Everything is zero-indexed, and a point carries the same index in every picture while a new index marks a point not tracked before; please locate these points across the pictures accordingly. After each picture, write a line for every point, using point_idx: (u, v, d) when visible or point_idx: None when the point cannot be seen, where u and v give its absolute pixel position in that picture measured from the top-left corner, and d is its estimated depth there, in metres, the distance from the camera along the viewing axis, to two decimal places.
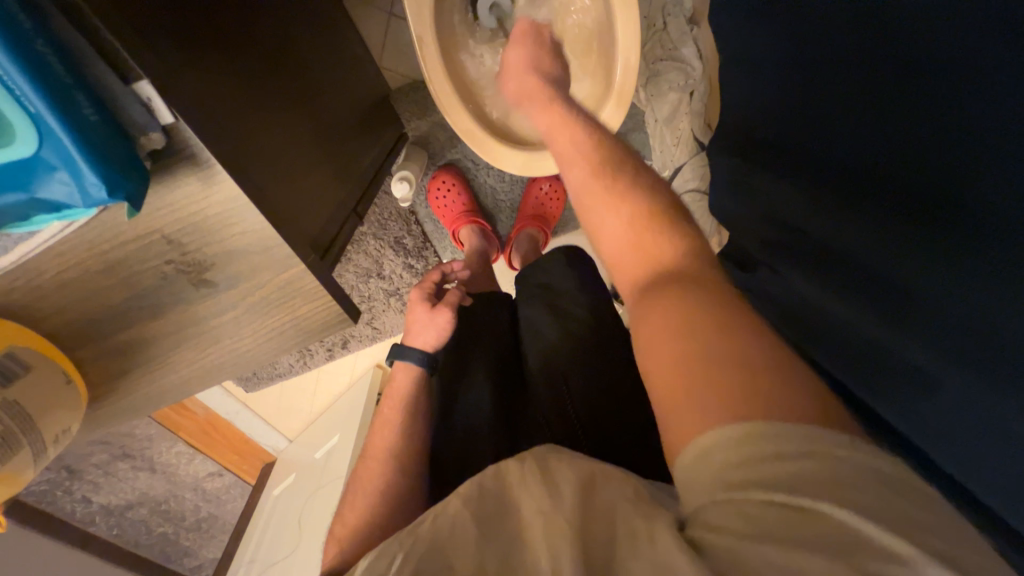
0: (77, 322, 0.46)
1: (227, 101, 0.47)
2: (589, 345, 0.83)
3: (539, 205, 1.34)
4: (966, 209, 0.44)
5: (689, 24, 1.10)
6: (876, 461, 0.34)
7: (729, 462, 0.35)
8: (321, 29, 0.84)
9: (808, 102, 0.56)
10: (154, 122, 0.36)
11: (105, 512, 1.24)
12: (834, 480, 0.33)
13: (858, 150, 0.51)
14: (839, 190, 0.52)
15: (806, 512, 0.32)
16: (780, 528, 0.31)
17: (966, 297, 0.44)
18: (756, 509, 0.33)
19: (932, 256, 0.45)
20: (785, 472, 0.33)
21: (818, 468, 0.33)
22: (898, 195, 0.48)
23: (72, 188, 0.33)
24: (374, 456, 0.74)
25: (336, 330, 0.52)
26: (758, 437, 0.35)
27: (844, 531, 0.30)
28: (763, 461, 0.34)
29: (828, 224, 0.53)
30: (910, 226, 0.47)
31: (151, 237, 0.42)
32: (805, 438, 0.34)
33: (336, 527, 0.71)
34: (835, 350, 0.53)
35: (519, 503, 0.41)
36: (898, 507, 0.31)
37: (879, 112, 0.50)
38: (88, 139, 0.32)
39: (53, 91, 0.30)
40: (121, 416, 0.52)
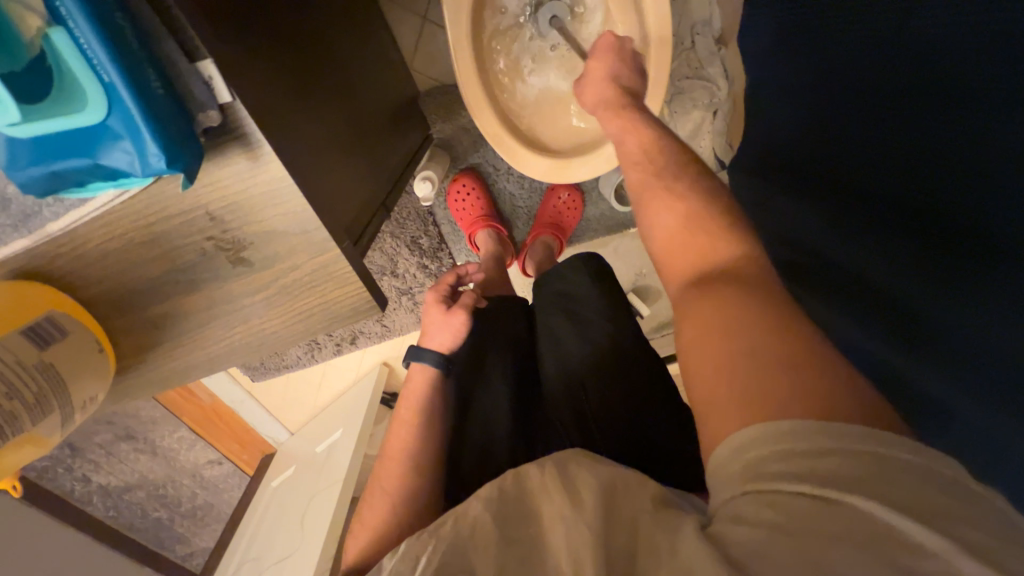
0: (114, 292, 0.47)
1: (277, 86, 0.48)
2: (603, 351, 0.83)
3: (556, 213, 1.34)
4: (987, 271, 0.57)
5: (717, 44, 1.11)
6: (913, 456, 0.33)
7: (759, 457, 0.35)
8: (357, 28, 0.86)
9: (879, 152, 0.65)
10: (213, 100, 0.37)
11: (102, 492, 1.26)
12: (864, 475, 0.32)
13: (930, 198, 0.61)
14: (890, 234, 0.64)
15: (837, 506, 0.32)
16: (810, 521, 0.32)
17: (988, 338, 0.57)
18: (783, 501, 0.33)
19: (958, 303, 0.59)
20: (815, 467, 0.33)
21: (850, 464, 0.33)
22: (936, 249, 0.60)
23: (133, 157, 0.34)
24: (394, 457, 0.75)
25: (362, 318, 0.52)
26: (789, 433, 0.35)
27: (876, 525, 0.30)
28: (795, 456, 0.34)
29: (859, 264, 0.68)
30: (935, 276, 0.60)
31: (196, 213, 0.43)
32: (841, 435, 0.34)
33: (359, 524, 0.73)
34: (874, 369, 0.68)
35: (543, 506, 0.42)
36: (937, 504, 0.31)
37: (942, 174, 0.60)
38: (153, 110, 0.33)
39: (127, 62, 0.32)
40: (145, 390, 0.53)
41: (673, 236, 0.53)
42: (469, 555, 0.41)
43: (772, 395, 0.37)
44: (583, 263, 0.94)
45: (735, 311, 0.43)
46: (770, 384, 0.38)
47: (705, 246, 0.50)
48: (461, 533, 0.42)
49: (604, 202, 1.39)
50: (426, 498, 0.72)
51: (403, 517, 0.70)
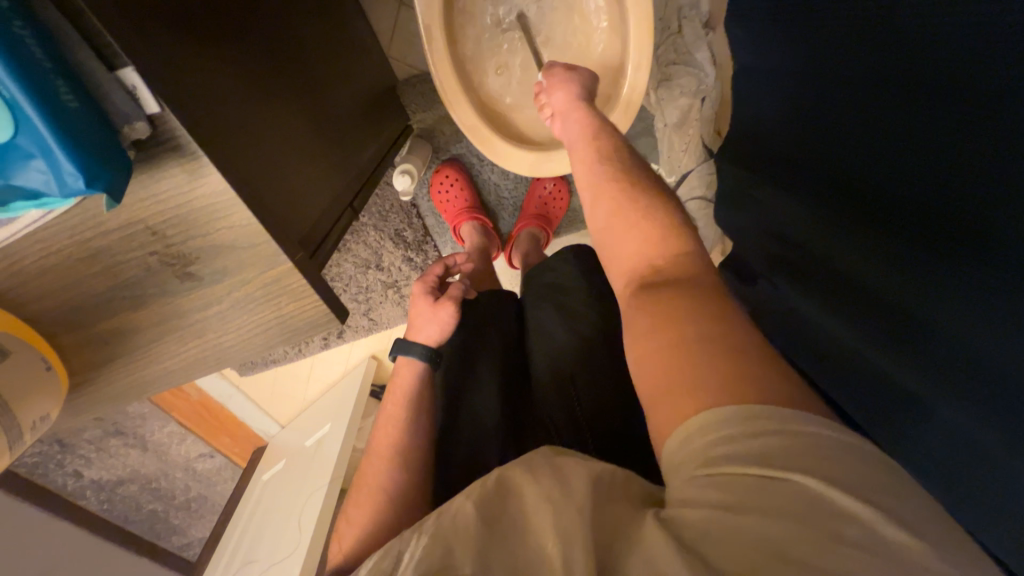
0: (59, 308, 0.45)
1: (224, 91, 0.46)
2: (588, 346, 0.82)
3: (543, 204, 1.32)
4: (960, 233, 0.51)
5: (704, 29, 1.07)
6: (835, 434, 0.34)
7: (706, 441, 0.35)
8: (325, 17, 0.82)
9: (862, 109, 0.61)
10: (140, 111, 0.34)
11: (96, 485, 1.29)
12: (810, 452, 0.33)
13: (867, 167, 0.61)
14: (875, 216, 0.60)
15: (778, 486, 0.32)
16: (762, 501, 0.31)
17: (961, 331, 0.52)
18: (734, 481, 0.33)
19: (932, 283, 0.54)
20: (760, 447, 0.33)
21: (789, 442, 0.33)
22: (910, 223, 0.56)
23: (48, 177, 0.32)
24: (378, 453, 0.75)
25: (325, 330, 0.51)
26: (732, 412, 0.35)
27: (814, 500, 0.31)
28: (746, 435, 0.34)
29: (821, 238, 0.69)
30: (905, 253, 0.57)
31: (135, 228, 0.41)
32: (780, 412, 0.35)
33: (346, 525, 0.71)
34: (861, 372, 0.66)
35: (523, 494, 0.39)
36: (869, 477, 0.32)
37: (890, 129, 0.57)
38: (66, 127, 0.31)
39: (30, 77, 0.29)
40: (103, 403, 0.51)
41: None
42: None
43: (728, 390, 0.36)
44: (570, 256, 0.94)
45: (697, 304, 0.43)
46: (724, 380, 0.37)
47: (684, 245, 0.49)
48: (444, 523, 0.39)
49: None
50: (413, 494, 0.70)
51: (391, 518, 0.68)
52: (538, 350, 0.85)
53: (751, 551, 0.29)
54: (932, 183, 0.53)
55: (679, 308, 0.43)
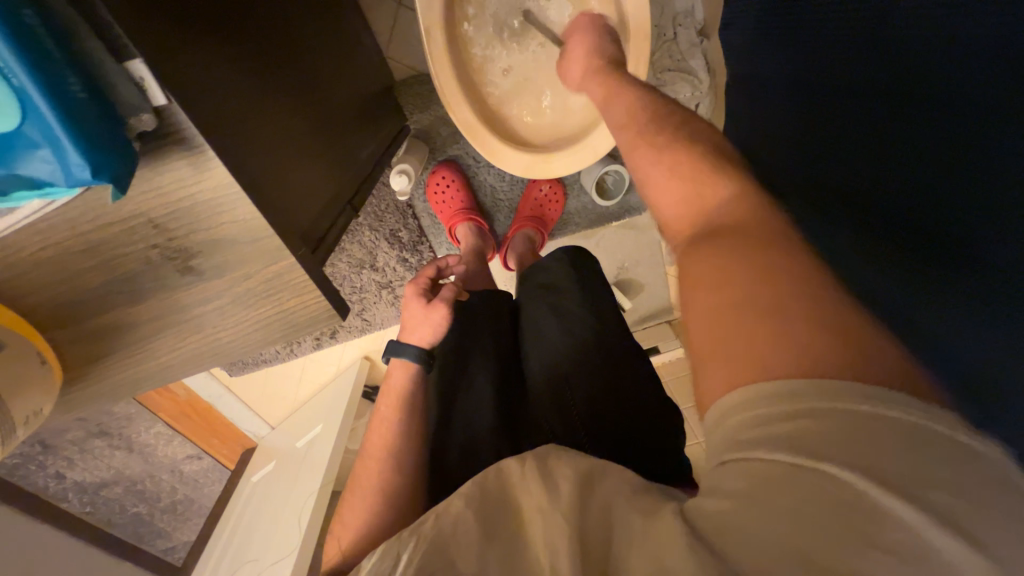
0: (54, 302, 0.44)
1: (229, 88, 0.46)
2: (584, 347, 0.83)
3: (538, 206, 1.33)
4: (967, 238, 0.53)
5: (698, 36, 1.09)
6: (909, 413, 0.28)
7: (741, 424, 0.32)
8: (325, 17, 0.82)
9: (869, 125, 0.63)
10: (146, 103, 0.34)
11: (78, 488, 1.22)
12: (858, 439, 0.29)
13: None
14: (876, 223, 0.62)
15: (815, 482, 0.29)
16: (788, 495, 0.29)
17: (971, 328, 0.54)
18: (761, 469, 0.30)
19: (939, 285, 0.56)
20: (792, 431, 0.30)
21: (835, 424, 0.29)
22: None
23: (54, 167, 0.32)
24: (372, 456, 0.74)
25: (325, 326, 0.51)
26: (770, 395, 0.31)
27: (855, 498, 0.28)
28: (778, 420, 0.30)
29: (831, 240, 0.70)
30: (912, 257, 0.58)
31: (136, 221, 0.41)
32: (826, 390, 0.30)
33: (342, 527, 0.71)
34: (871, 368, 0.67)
35: (521, 502, 0.43)
36: (932, 470, 0.27)
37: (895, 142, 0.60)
38: (71, 116, 0.30)
39: (39, 65, 0.29)
40: (97, 400, 0.51)
41: (661, 199, 0.46)
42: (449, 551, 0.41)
43: None
44: (565, 256, 0.94)
45: (749, 264, 0.36)
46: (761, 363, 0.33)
47: None
48: (444, 530, 0.42)
49: (586, 194, 1.37)
50: (409, 493, 0.70)
51: (387, 518, 0.68)
52: (534, 350, 0.85)
53: (775, 556, 0.28)
54: (930, 194, 0.59)
55: (736, 270, 0.36)
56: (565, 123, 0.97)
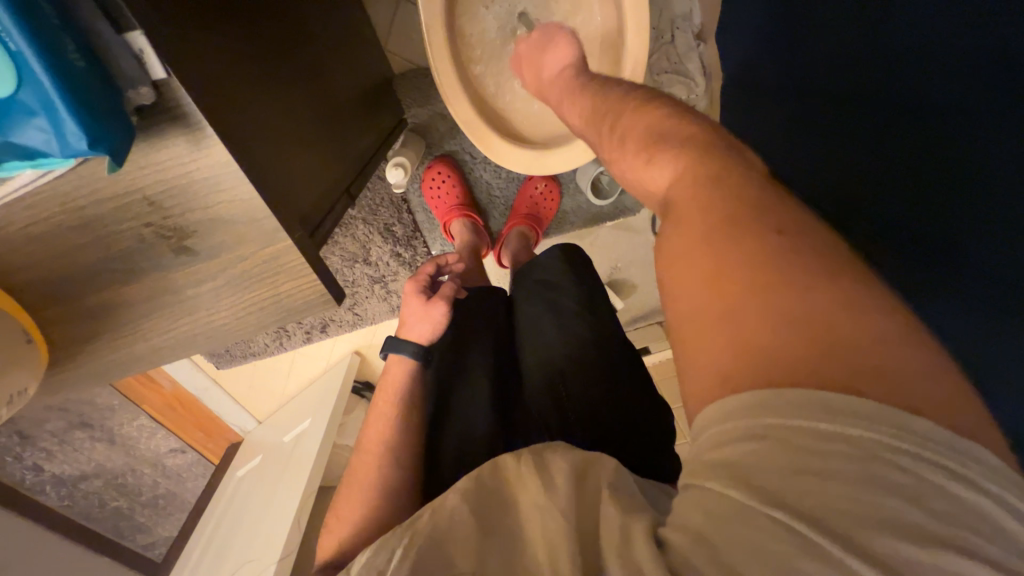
0: (43, 280, 0.44)
1: (232, 69, 0.46)
2: (578, 344, 0.83)
3: (533, 204, 1.33)
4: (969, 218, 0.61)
5: (696, 40, 1.11)
6: (868, 434, 0.27)
7: (703, 447, 0.32)
8: (325, 1, 0.81)
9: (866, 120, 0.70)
10: (144, 75, 0.34)
11: (55, 481, 1.21)
12: (804, 466, 0.28)
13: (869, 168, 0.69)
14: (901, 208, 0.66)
15: (768, 515, 0.28)
16: (740, 526, 0.28)
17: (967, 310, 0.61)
18: (713, 498, 0.30)
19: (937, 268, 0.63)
20: (738, 457, 0.30)
21: (780, 452, 0.28)
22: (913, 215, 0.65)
23: (49, 136, 0.32)
24: (369, 449, 0.74)
25: (321, 312, 0.50)
26: (723, 413, 0.31)
27: (799, 532, 0.27)
28: (727, 443, 0.30)
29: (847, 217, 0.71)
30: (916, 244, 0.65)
31: (131, 197, 0.40)
32: (772, 411, 0.29)
33: (336, 519, 0.71)
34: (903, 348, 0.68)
35: (517, 498, 0.43)
36: (883, 502, 0.26)
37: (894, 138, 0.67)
38: (68, 83, 0.30)
39: (35, 28, 0.29)
40: (83, 382, 0.50)
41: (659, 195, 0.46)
42: (448, 550, 0.41)
43: None
44: (561, 253, 0.95)
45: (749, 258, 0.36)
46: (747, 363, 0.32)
47: None
48: (439, 527, 0.43)
49: (582, 194, 1.38)
50: (404, 487, 0.70)
51: (382, 512, 0.68)
52: (529, 346, 0.85)
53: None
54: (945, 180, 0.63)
55: None
56: (563, 119, 0.97)
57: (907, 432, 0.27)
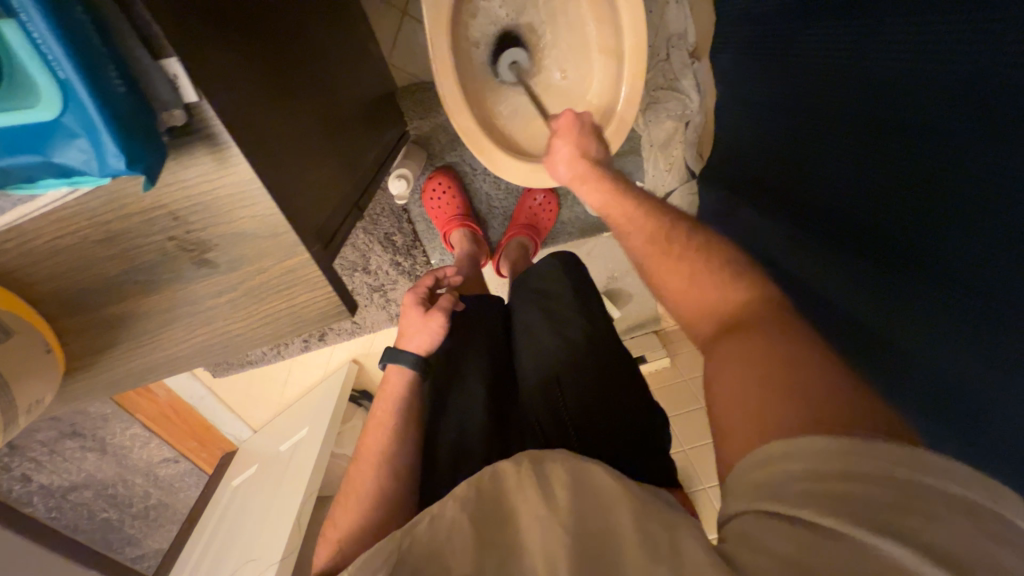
0: (62, 290, 0.45)
1: (248, 84, 0.48)
2: (576, 352, 0.85)
3: (532, 215, 1.36)
4: (934, 275, 0.61)
5: (690, 58, 1.14)
6: (930, 484, 0.33)
7: (786, 475, 0.36)
8: (328, 10, 0.83)
9: (875, 143, 0.68)
10: (178, 99, 0.36)
11: (44, 492, 1.21)
12: (875, 499, 0.33)
13: (867, 215, 0.70)
14: (886, 261, 0.68)
15: (852, 534, 0.32)
16: (823, 547, 0.32)
17: (946, 360, 0.62)
18: (796, 523, 0.34)
19: (904, 308, 0.66)
20: (819, 487, 0.34)
21: (863, 489, 0.33)
22: (899, 262, 0.66)
23: (89, 156, 0.34)
24: (365, 461, 0.74)
25: (331, 323, 0.52)
26: (776, 458, 0.37)
27: (879, 555, 0.30)
28: (807, 474, 0.35)
29: (848, 260, 0.75)
30: (902, 291, 0.66)
31: (156, 212, 0.42)
32: (857, 453, 0.34)
33: (331, 529, 0.71)
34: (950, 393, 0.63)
35: (521, 509, 0.45)
36: (953, 540, 0.30)
37: (890, 168, 0.65)
38: (110, 109, 0.32)
39: (85, 59, 0.31)
40: (93, 392, 0.50)
41: (663, 279, 0.60)
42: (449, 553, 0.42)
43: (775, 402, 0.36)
44: (558, 263, 0.97)
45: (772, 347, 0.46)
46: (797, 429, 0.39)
47: (696, 278, 0.57)
48: (437, 535, 0.44)
49: (579, 205, 1.41)
50: (402, 495, 0.70)
51: (382, 517, 0.68)
52: (527, 353, 0.87)
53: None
54: (934, 215, 0.60)
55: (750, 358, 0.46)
56: None
57: (963, 484, 0.33)
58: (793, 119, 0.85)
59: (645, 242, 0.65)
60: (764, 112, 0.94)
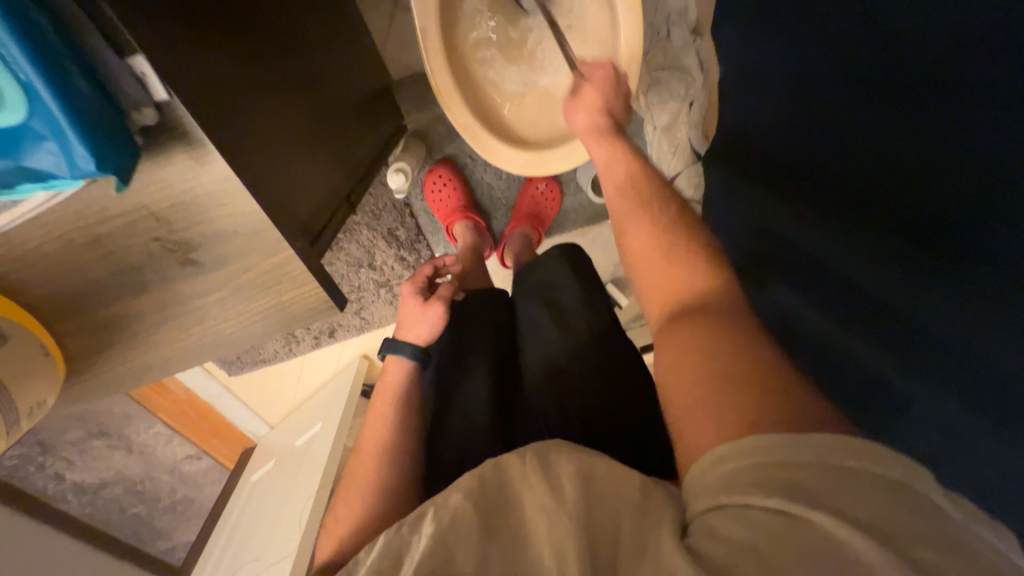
0: (56, 295, 0.45)
1: (230, 81, 0.48)
2: (579, 342, 0.84)
3: (534, 204, 1.34)
4: (971, 245, 0.59)
5: (692, 35, 1.10)
6: (880, 471, 0.33)
7: (739, 468, 0.36)
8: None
9: (890, 110, 0.65)
10: (147, 97, 0.36)
11: (78, 489, 1.25)
12: (827, 487, 0.33)
13: (892, 184, 0.65)
14: (910, 234, 0.63)
15: (807, 523, 0.32)
16: (778, 537, 0.32)
17: (971, 337, 0.60)
18: (752, 514, 0.34)
19: (934, 283, 0.62)
20: (773, 478, 0.34)
21: (816, 478, 0.34)
22: (931, 232, 0.62)
23: (59, 159, 0.34)
24: (366, 452, 0.75)
25: (323, 319, 0.52)
26: (741, 450, 0.36)
27: (831, 541, 0.31)
28: (759, 466, 0.35)
29: (850, 237, 0.69)
30: (931, 267, 0.62)
31: (139, 213, 0.42)
32: (809, 442, 0.35)
33: (334, 520, 0.72)
34: (975, 375, 0.60)
35: (521, 500, 0.44)
36: (901, 523, 0.31)
37: (923, 133, 0.62)
38: (77, 111, 0.32)
39: (46, 61, 0.30)
40: (99, 391, 0.51)
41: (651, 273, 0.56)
42: (448, 545, 0.42)
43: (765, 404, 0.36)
44: (561, 252, 0.96)
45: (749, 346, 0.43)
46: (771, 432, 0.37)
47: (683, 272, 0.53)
48: (442, 523, 0.43)
49: (582, 193, 1.39)
50: (406, 489, 0.71)
51: (387, 510, 0.68)
52: (531, 346, 0.87)
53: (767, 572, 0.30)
54: (962, 188, 0.59)
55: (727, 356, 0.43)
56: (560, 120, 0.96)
57: (913, 473, 0.33)
58: (779, 86, 0.79)
59: (638, 227, 0.59)
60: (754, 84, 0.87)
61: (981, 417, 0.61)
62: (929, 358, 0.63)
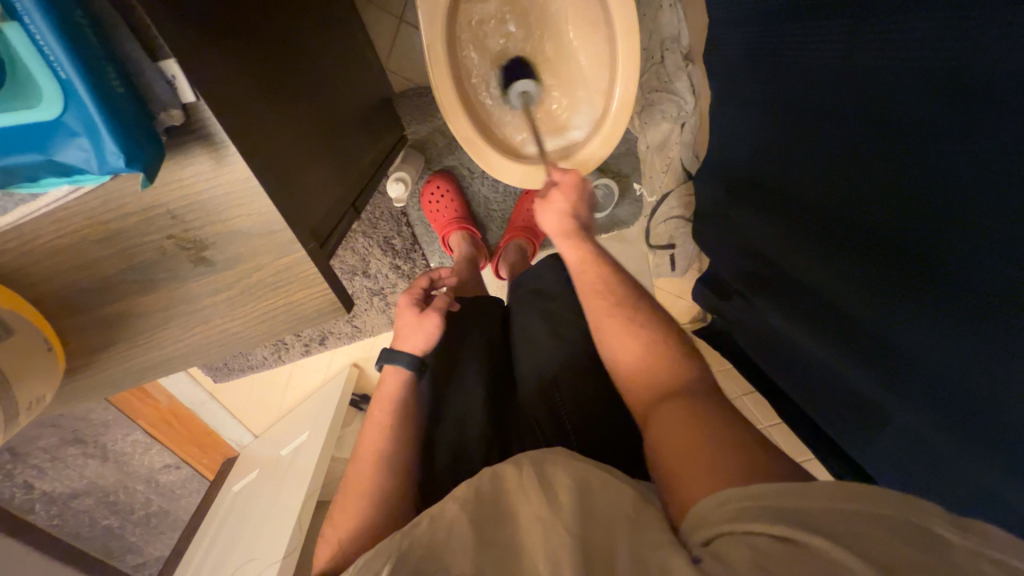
0: (61, 290, 0.45)
1: (244, 84, 0.49)
2: (572, 352, 0.85)
3: (529, 217, 1.37)
4: (939, 276, 0.57)
5: (685, 60, 1.15)
6: (878, 512, 0.37)
7: (746, 503, 0.40)
8: (323, 11, 0.83)
9: (863, 142, 0.65)
10: (175, 99, 0.37)
11: (47, 499, 1.21)
12: (828, 523, 0.37)
13: (867, 214, 0.66)
14: (885, 260, 0.64)
15: (804, 547, 0.35)
16: (777, 557, 0.35)
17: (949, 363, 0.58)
18: (756, 539, 0.37)
19: (909, 309, 0.62)
20: (778, 512, 0.38)
21: (817, 516, 0.37)
22: (901, 259, 0.61)
23: (89, 154, 0.35)
24: (363, 460, 0.73)
25: (328, 320, 0.52)
26: (749, 491, 0.41)
27: (826, 562, 0.34)
28: (765, 502, 0.39)
29: (833, 262, 0.72)
30: (901, 295, 0.62)
31: (154, 211, 0.43)
32: (813, 488, 0.39)
33: (329, 531, 0.70)
34: (957, 401, 0.59)
35: (518, 509, 0.45)
36: (894, 552, 0.33)
37: (886, 165, 0.62)
38: (111, 108, 0.34)
39: (86, 59, 0.32)
40: (94, 391, 0.51)
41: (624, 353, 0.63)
42: (447, 553, 0.42)
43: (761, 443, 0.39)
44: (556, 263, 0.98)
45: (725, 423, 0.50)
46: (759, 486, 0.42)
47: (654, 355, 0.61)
48: (438, 535, 0.44)
49: None
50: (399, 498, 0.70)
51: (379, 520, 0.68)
52: (525, 356, 0.88)
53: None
54: (932, 217, 0.57)
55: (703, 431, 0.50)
56: (559, 136, 0.99)
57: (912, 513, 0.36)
58: (769, 113, 0.85)
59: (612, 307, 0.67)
60: (750, 104, 0.91)
61: (958, 435, 0.61)
62: (902, 370, 0.65)
